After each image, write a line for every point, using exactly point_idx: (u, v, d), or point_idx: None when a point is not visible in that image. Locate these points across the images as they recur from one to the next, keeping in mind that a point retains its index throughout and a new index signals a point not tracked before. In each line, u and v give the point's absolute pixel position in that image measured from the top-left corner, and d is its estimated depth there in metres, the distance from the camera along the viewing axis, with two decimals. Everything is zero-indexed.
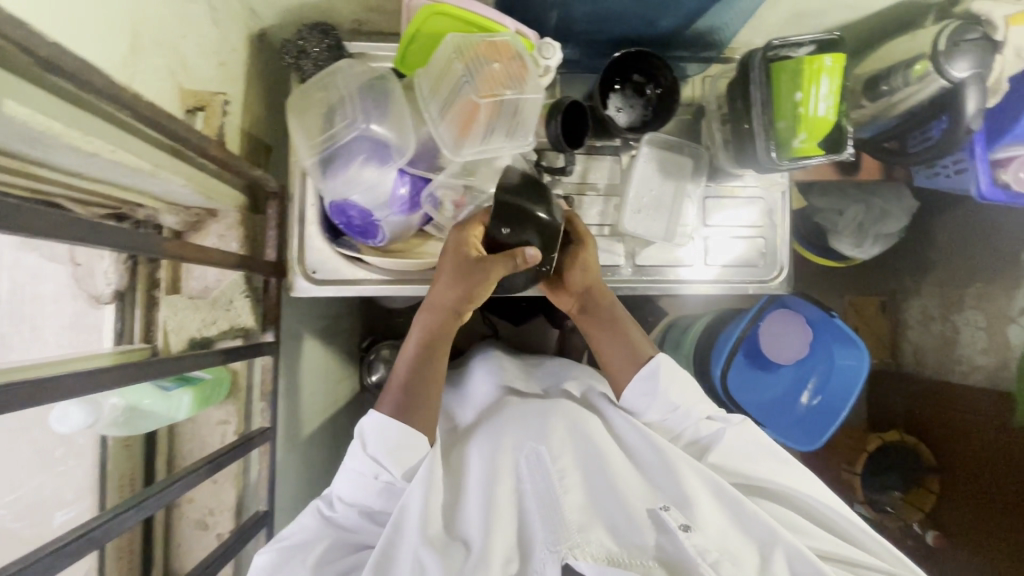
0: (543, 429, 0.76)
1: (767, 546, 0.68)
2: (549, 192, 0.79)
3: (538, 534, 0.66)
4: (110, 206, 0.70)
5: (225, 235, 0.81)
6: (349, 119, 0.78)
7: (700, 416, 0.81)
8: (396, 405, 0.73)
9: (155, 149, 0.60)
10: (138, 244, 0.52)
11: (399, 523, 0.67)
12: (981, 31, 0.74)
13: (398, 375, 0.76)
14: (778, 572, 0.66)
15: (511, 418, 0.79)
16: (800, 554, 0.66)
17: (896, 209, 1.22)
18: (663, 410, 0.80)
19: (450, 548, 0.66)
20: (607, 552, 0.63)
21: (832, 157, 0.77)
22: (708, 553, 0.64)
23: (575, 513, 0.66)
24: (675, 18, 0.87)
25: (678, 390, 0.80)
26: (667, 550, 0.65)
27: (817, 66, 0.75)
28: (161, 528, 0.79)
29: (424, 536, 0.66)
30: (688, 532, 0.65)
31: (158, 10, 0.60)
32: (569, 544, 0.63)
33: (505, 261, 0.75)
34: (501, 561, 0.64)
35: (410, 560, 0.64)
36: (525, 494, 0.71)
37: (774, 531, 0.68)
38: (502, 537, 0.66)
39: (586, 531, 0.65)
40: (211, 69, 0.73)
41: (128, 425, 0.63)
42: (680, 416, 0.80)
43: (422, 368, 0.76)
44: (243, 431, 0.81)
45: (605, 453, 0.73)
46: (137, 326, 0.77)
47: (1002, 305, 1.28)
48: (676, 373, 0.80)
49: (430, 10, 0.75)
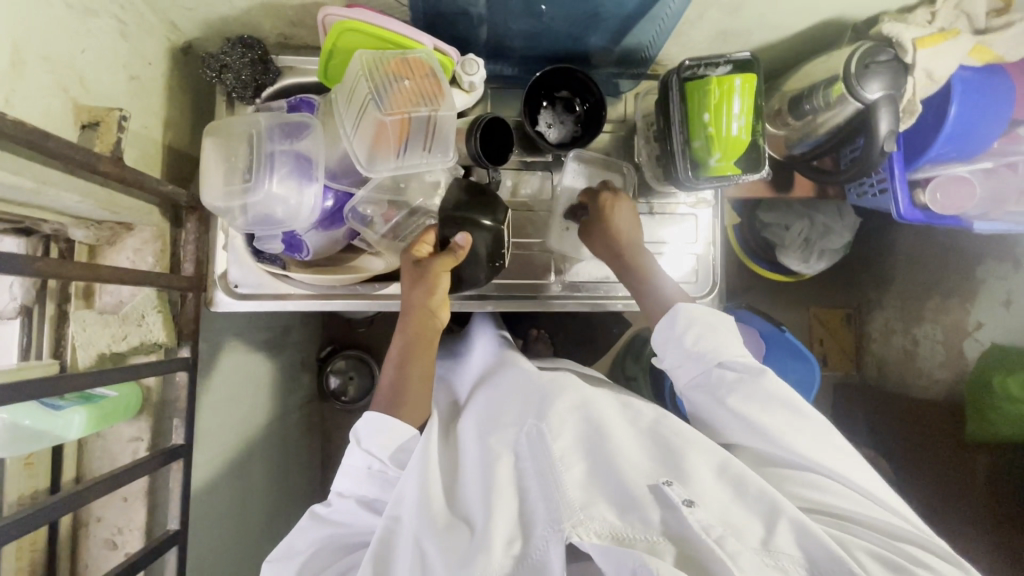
0: (544, 407, 0.73)
1: (772, 518, 0.62)
2: (495, 201, 0.81)
3: (539, 513, 0.63)
4: (10, 222, 0.68)
5: (141, 250, 0.80)
6: (264, 137, 0.78)
7: (711, 364, 0.74)
8: (384, 403, 0.75)
9: (40, 166, 0.60)
10: (8, 266, 0.52)
11: (397, 513, 0.68)
12: (892, 53, 0.75)
13: (387, 377, 0.78)
14: (783, 547, 0.59)
15: (511, 395, 0.78)
16: (809, 528, 0.60)
17: (840, 225, 1.22)
18: (679, 356, 0.76)
19: (453, 531, 0.65)
20: (611, 529, 0.59)
21: (747, 176, 0.77)
22: (713, 529, 0.59)
23: (576, 491, 0.63)
24: (600, 35, 0.88)
25: (706, 340, 0.75)
26: (672, 526, 0.60)
27: (727, 87, 0.75)
28: (67, 546, 0.78)
29: (423, 522, 0.65)
30: (691, 506, 0.60)
31: (49, 26, 0.60)
32: (571, 522, 0.59)
33: (445, 255, 0.79)
34: (503, 544, 0.61)
35: (412, 549, 0.64)
36: (526, 473, 0.68)
37: (779, 504, 0.62)
38: (504, 518, 0.63)
39: (589, 508, 0.61)
40: (119, 84, 0.72)
41: (11, 446, 0.63)
42: (694, 364, 0.75)
43: (407, 366, 0.77)
44: (156, 448, 0.80)
45: (608, 431, 0.70)
46: (45, 341, 0.75)
47: (959, 319, 1.26)
48: (702, 324, 0.76)
49: (343, 26, 0.76)
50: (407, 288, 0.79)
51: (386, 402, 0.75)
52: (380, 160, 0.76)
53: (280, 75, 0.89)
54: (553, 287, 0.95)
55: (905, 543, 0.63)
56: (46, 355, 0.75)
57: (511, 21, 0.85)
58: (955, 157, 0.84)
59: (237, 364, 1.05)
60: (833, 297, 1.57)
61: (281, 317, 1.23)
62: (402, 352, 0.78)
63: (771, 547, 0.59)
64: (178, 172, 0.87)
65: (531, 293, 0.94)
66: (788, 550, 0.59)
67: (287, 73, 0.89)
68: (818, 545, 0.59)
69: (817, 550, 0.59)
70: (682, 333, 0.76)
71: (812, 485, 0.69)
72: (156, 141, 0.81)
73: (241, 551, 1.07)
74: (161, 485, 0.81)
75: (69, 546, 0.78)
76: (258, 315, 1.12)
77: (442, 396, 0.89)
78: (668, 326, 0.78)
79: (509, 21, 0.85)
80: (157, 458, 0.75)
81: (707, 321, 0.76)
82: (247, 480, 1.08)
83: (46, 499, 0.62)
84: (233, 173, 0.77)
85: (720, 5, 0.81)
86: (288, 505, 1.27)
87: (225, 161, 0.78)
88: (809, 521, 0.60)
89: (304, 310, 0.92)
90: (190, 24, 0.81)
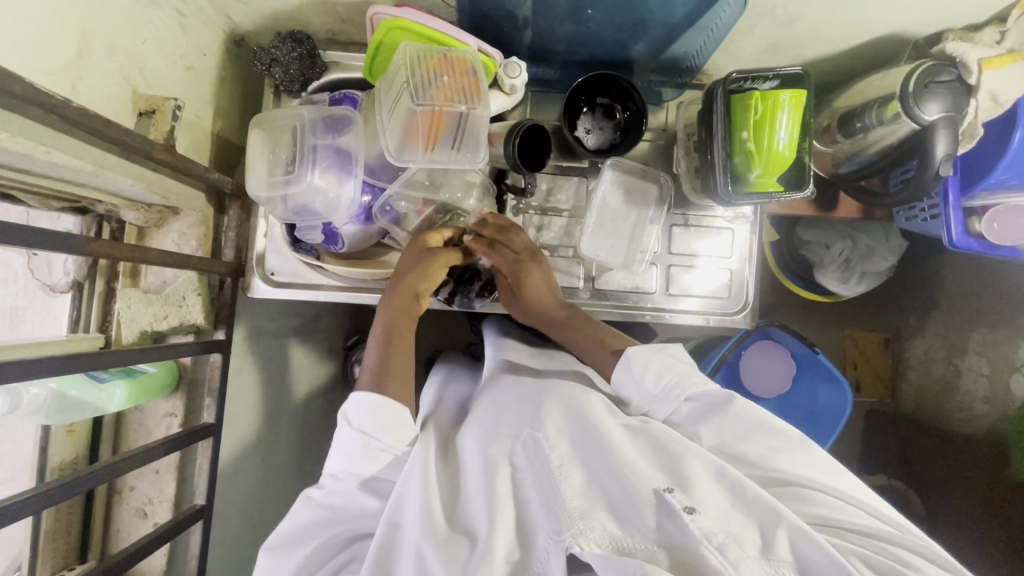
0: (539, 416, 0.71)
1: (770, 525, 0.60)
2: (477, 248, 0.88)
3: (541, 523, 0.61)
4: (67, 201, 0.72)
5: (185, 233, 0.83)
6: (307, 130, 0.79)
7: (678, 398, 0.73)
8: (372, 381, 0.74)
9: (99, 151, 0.63)
10: (58, 245, 0.55)
11: (396, 519, 0.64)
12: (954, 73, 0.72)
13: (373, 355, 0.78)
14: (781, 555, 0.58)
15: (507, 404, 0.75)
16: (805, 531, 0.58)
17: (883, 247, 1.18)
18: (646, 399, 0.75)
19: (453, 542, 0.62)
20: (612, 539, 0.58)
21: (789, 193, 0.75)
22: (715, 534, 0.57)
23: (576, 499, 0.61)
24: (647, 42, 0.87)
25: (657, 376, 0.74)
26: (671, 534, 0.58)
27: (773, 101, 0.73)
28: (101, 511, 0.82)
29: (425, 530, 0.62)
30: (693, 514, 0.58)
31: (115, 19, 0.63)
32: (571, 532, 0.58)
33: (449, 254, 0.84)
34: (505, 553, 0.60)
35: (413, 556, 0.61)
36: (525, 484, 0.66)
37: (778, 510, 0.60)
38: (506, 528, 0.61)
39: (589, 517, 0.59)
40: (175, 74, 0.75)
41: (56, 416, 0.67)
42: (663, 402, 0.74)
43: (398, 349, 0.78)
44: (188, 425, 0.83)
45: (607, 436, 0.67)
46: (94, 316, 0.79)
47: (1007, 353, 1.17)
48: (652, 359, 0.75)
49: (390, 23, 0.77)
50: (410, 278, 0.82)
51: (371, 382, 0.74)
52: (410, 151, 0.76)
53: (328, 70, 0.91)
54: (582, 294, 0.95)
55: (894, 546, 0.61)
56: (93, 329, 0.79)
57: (556, 26, 0.85)
58: (1015, 187, 0.80)
59: (267, 347, 1.08)
60: (871, 320, 1.51)
61: (314, 303, 1.25)
62: (394, 332, 0.80)
63: (771, 556, 0.57)
64: (224, 161, 0.90)
65: None
66: (784, 556, 0.58)
67: (334, 68, 0.91)
68: (818, 551, 0.57)
69: (815, 558, 0.57)
70: (641, 376, 0.75)
71: (802, 499, 0.65)
72: (205, 130, 0.84)
73: (261, 529, 1.10)
74: (191, 461, 0.84)
75: (104, 510, 0.82)
76: (290, 302, 1.14)
77: (441, 406, 0.87)
78: (624, 375, 0.76)
79: (554, 25, 0.84)
80: (190, 435, 0.78)
81: (659, 359, 0.75)
82: (271, 460, 1.11)
83: (85, 469, 0.64)
84: (277, 165, 0.79)
85: (773, 15, 0.79)
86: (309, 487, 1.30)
87: (270, 154, 0.79)
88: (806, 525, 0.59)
89: (336, 301, 0.93)
90: (245, 17, 0.84)
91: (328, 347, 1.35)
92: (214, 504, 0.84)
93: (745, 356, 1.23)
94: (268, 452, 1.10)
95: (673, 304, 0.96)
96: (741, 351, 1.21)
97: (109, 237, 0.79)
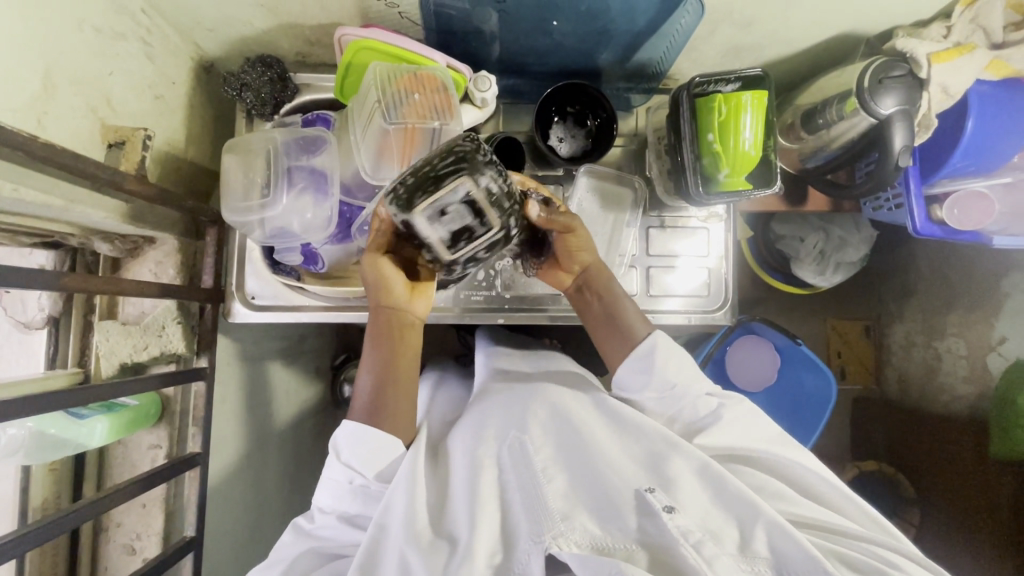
0: (526, 417, 0.71)
1: (750, 522, 0.60)
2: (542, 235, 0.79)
3: (522, 525, 0.61)
4: (38, 236, 0.71)
5: (163, 262, 0.82)
6: (281, 153, 0.80)
7: (700, 393, 0.75)
8: (365, 415, 0.71)
9: (69, 185, 0.63)
10: (33, 281, 0.54)
11: (383, 521, 0.64)
12: (906, 68, 0.75)
13: (363, 391, 0.73)
14: (760, 553, 0.58)
15: (495, 405, 0.75)
16: (785, 530, 0.58)
17: (856, 237, 1.21)
18: (657, 389, 0.74)
19: (435, 549, 0.61)
20: (591, 539, 0.58)
21: (758, 191, 0.77)
22: (692, 533, 0.57)
23: (558, 500, 0.61)
24: (612, 51, 0.89)
25: (676, 369, 0.74)
26: (650, 534, 0.59)
27: (737, 103, 0.74)
28: (88, 550, 0.80)
29: (408, 536, 0.62)
30: (672, 512, 0.59)
31: (79, 53, 0.63)
32: (551, 532, 0.58)
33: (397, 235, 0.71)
34: (487, 556, 0.59)
35: (396, 561, 0.61)
36: (510, 486, 0.65)
37: (756, 505, 0.60)
38: (488, 530, 0.61)
39: (570, 518, 0.59)
40: (144, 104, 0.75)
41: (36, 454, 0.66)
42: (675, 395, 0.74)
43: (386, 375, 0.73)
44: (174, 456, 0.82)
45: (591, 442, 0.67)
46: (71, 351, 0.78)
47: (981, 333, 1.22)
48: (672, 351, 0.75)
49: (359, 44, 0.77)
50: (372, 295, 0.75)
51: (365, 415, 0.70)
52: (386, 168, 0.77)
53: (299, 92, 0.91)
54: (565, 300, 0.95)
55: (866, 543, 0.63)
56: (70, 364, 0.78)
57: (523, 38, 0.86)
58: (974, 172, 0.84)
59: (253, 371, 1.06)
60: (852, 309, 1.53)
61: (298, 325, 1.24)
62: (380, 363, 0.74)
63: (748, 553, 0.58)
64: (198, 187, 0.89)
65: (541, 306, 0.95)
66: (762, 553, 0.58)
67: (305, 89, 0.91)
68: (798, 548, 0.57)
69: (792, 555, 0.57)
70: (661, 365, 0.74)
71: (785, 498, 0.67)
72: (178, 157, 0.84)
73: (253, 557, 1.08)
74: (179, 491, 0.83)
75: (91, 549, 0.81)
76: (274, 325, 1.13)
77: (433, 408, 0.87)
78: (642, 364, 0.75)
79: (521, 38, 0.86)
80: (174, 467, 0.77)
81: (680, 352, 0.75)
82: (261, 486, 1.09)
83: (66, 508, 0.63)
84: (251, 188, 0.79)
85: (731, 20, 0.81)
86: (302, 512, 1.28)
87: (242, 181, 0.79)
88: (787, 523, 0.59)
89: (318, 322, 0.93)
90: (213, 44, 0.84)
91: (315, 368, 1.33)
92: (205, 534, 0.82)
93: (730, 352, 1.24)
94: (258, 478, 1.08)
95: (655, 305, 0.97)
96: (726, 347, 1.23)
97: (83, 271, 0.79)
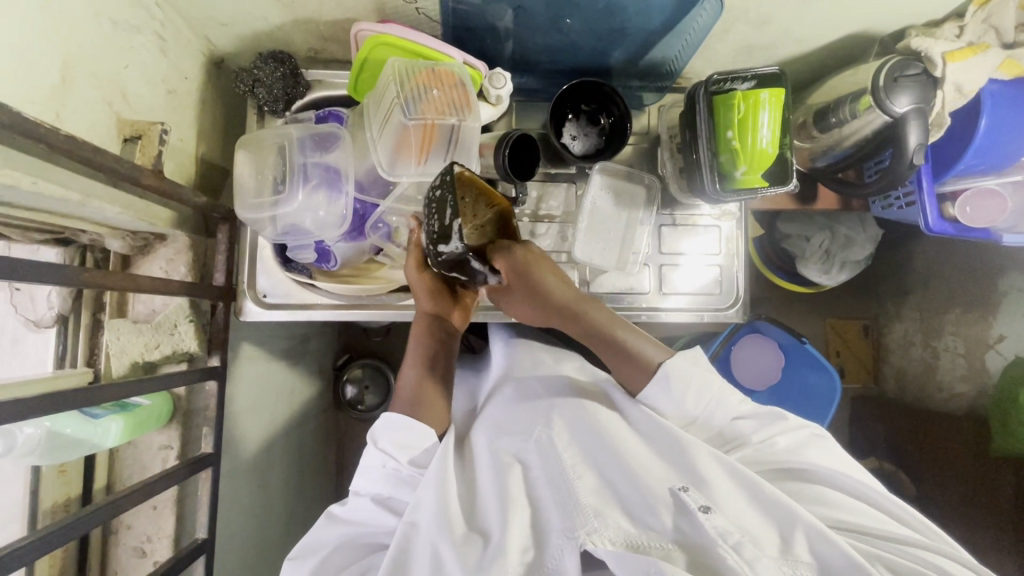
0: (552, 414, 0.71)
1: (789, 526, 0.60)
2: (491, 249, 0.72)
3: (554, 519, 0.61)
4: (50, 232, 0.70)
5: (174, 260, 0.81)
6: (294, 149, 0.79)
7: (727, 416, 0.72)
8: (406, 407, 0.72)
9: (85, 179, 0.62)
10: (53, 276, 0.53)
11: (414, 518, 0.64)
12: (920, 67, 0.76)
13: (406, 385, 0.74)
14: (801, 556, 0.58)
15: (520, 406, 0.75)
16: (824, 534, 0.58)
17: (861, 236, 1.22)
18: (682, 416, 0.72)
19: (469, 542, 0.61)
20: (626, 536, 0.58)
21: (775, 188, 0.77)
22: (730, 534, 0.57)
23: (590, 496, 0.61)
24: (627, 49, 0.89)
25: (696, 397, 0.71)
26: (687, 532, 0.59)
27: (755, 100, 0.75)
28: (97, 553, 0.79)
29: (441, 527, 0.61)
30: (708, 512, 0.58)
31: (96, 45, 0.62)
32: (586, 529, 0.58)
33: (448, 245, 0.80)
34: (519, 551, 0.59)
35: (429, 555, 0.61)
36: (537, 481, 0.66)
37: (793, 509, 0.60)
38: (519, 527, 0.61)
39: (603, 514, 0.59)
40: (158, 99, 0.74)
41: (48, 455, 0.65)
42: (707, 417, 0.72)
43: (433, 368, 0.76)
44: (185, 457, 0.81)
45: (619, 440, 0.67)
46: (81, 349, 0.77)
47: (980, 331, 1.24)
48: (692, 374, 0.71)
49: (377, 40, 0.77)
50: (418, 300, 0.79)
51: (409, 407, 0.72)
52: (403, 164, 0.76)
53: (311, 88, 0.90)
54: None
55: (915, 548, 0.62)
56: (79, 364, 0.76)
57: (539, 36, 0.86)
58: (983, 171, 0.86)
59: (259, 372, 1.05)
60: (852, 308, 1.54)
61: (303, 325, 1.23)
62: (424, 355, 0.77)
63: (789, 556, 0.58)
64: (208, 184, 0.88)
65: None
66: (803, 557, 0.58)
67: (318, 86, 0.91)
68: (835, 550, 0.57)
69: (832, 556, 0.58)
70: (682, 393, 0.70)
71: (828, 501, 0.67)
72: (190, 153, 0.83)
73: (260, 559, 1.07)
74: (190, 493, 0.82)
75: (100, 552, 0.79)
76: (280, 324, 1.11)
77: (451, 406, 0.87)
78: (663, 392, 0.71)
79: (537, 36, 0.86)
80: (186, 467, 0.76)
81: (701, 375, 0.71)
82: (268, 488, 1.08)
83: (79, 510, 0.62)
84: (265, 185, 0.78)
85: (747, 19, 0.82)
86: (307, 514, 1.26)
87: (256, 178, 0.78)
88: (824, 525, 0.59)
89: (331, 320, 0.92)
90: (225, 39, 0.83)
91: (319, 368, 1.32)
92: (217, 536, 0.81)
93: (735, 350, 1.25)
94: (265, 479, 1.07)
95: (667, 303, 0.97)
96: (730, 346, 1.24)
97: (93, 267, 0.77)
